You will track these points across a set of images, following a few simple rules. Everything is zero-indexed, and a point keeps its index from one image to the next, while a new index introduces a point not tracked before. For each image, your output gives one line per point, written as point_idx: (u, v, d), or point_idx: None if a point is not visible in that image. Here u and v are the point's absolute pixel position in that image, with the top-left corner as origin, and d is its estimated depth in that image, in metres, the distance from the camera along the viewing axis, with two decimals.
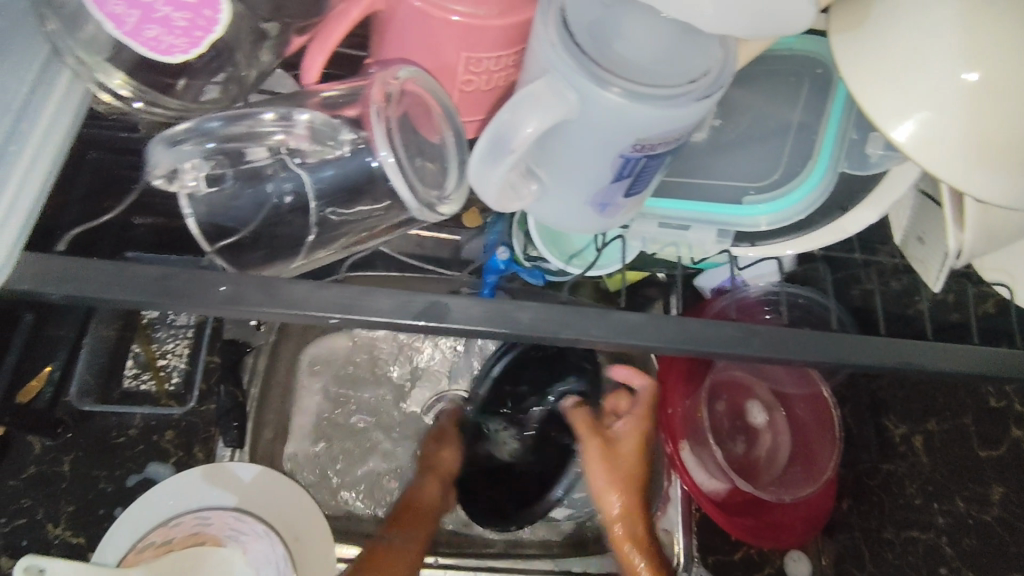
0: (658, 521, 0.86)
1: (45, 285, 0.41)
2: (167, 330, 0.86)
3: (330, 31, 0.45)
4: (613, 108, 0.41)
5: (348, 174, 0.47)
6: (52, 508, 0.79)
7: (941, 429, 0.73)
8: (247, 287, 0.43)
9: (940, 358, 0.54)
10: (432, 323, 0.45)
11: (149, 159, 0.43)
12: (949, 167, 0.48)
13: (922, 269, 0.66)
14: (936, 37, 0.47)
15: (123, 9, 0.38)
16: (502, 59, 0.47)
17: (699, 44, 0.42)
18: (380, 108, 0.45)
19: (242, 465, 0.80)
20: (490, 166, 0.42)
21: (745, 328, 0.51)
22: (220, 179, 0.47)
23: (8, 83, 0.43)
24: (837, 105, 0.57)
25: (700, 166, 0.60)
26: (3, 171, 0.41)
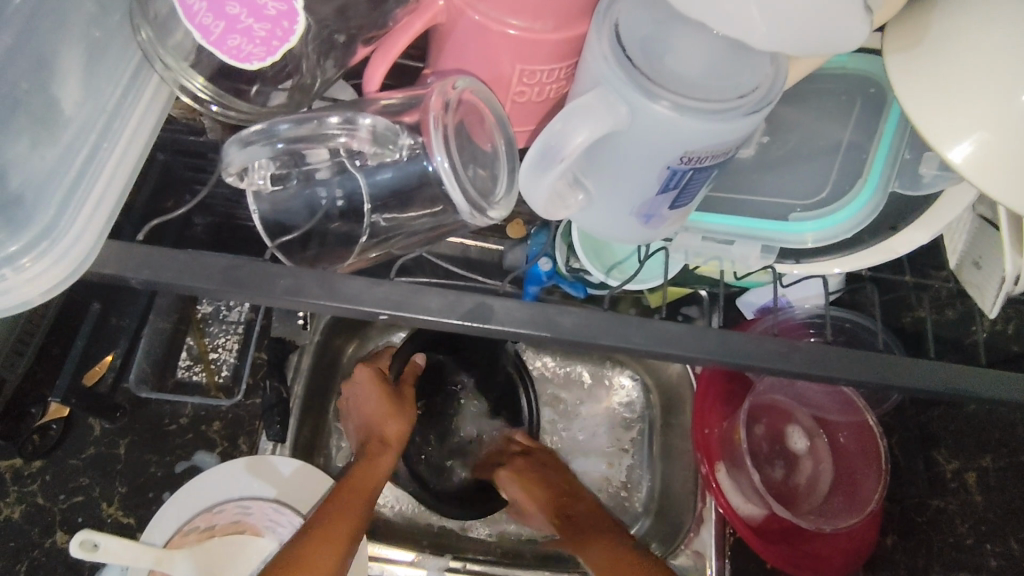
0: (690, 542, 0.84)
1: (125, 270, 0.44)
2: (218, 325, 0.91)
3: (393, 43, 0.48)
4: (661, 121, 0.42)
5: (405, 178, 0.49)
6: (108, 489, 0.83)
7: (997, 466, 0.72)
8: (307, 280, 0.45)
9: (995, 387, 0.53)
10: (478, 323, 0.47)
11: (225, 157, 0.44)
12: (1005, 187, 0.47)
13: (978, 295, 0.64)
14: (996, 59, 0.47)
15: (210, 20, 0.41)
16: (555, 72, 0.49)
17: (749, 61, 0.44)
18: (438, 115, 0.47)
19: (282, 459, 0.82)
20: (540, 174, 0.43)
21: (786, 344, 0.51)
22: (285, 178, 0.49)
23: (105, 87, 0.48)
24: (890, 124, 0.56)
25: (746, 182, 0.60)
26: (96, 166, 0.46)
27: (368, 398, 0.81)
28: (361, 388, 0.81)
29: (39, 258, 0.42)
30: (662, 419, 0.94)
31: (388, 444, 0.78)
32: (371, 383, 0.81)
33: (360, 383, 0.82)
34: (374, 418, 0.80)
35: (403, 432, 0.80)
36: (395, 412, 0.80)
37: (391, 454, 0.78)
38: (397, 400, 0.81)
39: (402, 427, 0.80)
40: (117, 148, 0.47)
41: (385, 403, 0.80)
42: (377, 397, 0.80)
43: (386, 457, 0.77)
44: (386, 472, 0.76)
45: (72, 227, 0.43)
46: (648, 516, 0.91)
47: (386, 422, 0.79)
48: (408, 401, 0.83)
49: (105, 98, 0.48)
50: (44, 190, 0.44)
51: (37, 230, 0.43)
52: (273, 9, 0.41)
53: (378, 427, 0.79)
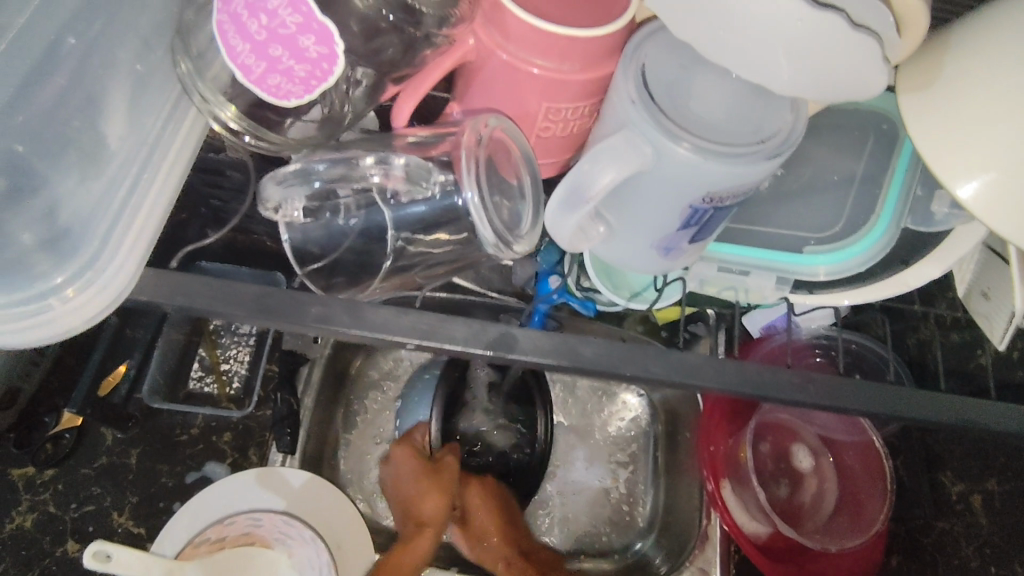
0: (693, 560, 0.84)
1: (161, 297, 0.45)
2: (231, 337, 0.90)
3: (422, 80, 0.50)
4: (684, 163, 0.44)
5: (437, 214, 0.51)
6: (119, 498, 0.84)
7: (1003, 490, 0.76)
8: (337, 309, 0.47)
9: (1001, 418, 0.54)
10: (501, 352, 0.48)
11: (263, 193, 0.50)
12: (1010, 226, 0.49)
13: (987, 326, 0.65)
14: (1006, 103, 0.48)
15: (253, 60, 0.43)
16: (579, 109, 0.50)
17: (771, 105, 0.45)
18: (470, 150, 0.48)
19: (293, 471, 0.81)
20: (567, 212, 0.45)
21: (800, 375, 0.52)
22: (318, 211, 0.52)
23: (146, 119, 0.50)
24: (903, 160, 0.58)
25: (763, 213, 0.62)
26: (139, 197, 0.47)
27: (408, 478, 0.77)
28: (398, 468, 0.78)
29: (83, 289, 0.44)
30: (665, 435, 0.95)
31: (426, 524, 0.74)
32: (409, 459, 0.78)
33: (396, 458, 0.79)
34: (407, 496, 0.76)
35: (439, 510, 0.75)
36: (430, 488, 0.75)
37: (431, 534, 0.73)
38: (433, 477, 0.76)
39: (438, 507, 0.75)
40: (158, 179, 0.49)
41: (420, 477, 0.76)
42: (413, 472, 0.77)
43: (422, 538, 0.73)
44: (424, 554, 0.73)
45: (114, 259, 0.45)
46: (652, 532, 0.91)
47: (424, 502, 0.75)
48: (446, 478, 0.76)
49: (146, 129, 0.50)
50: (90, 221, 0.46)
51: (81, 261, 0.45)
52: (314, 51, 0.43)
53: (414, 504, 0.75)
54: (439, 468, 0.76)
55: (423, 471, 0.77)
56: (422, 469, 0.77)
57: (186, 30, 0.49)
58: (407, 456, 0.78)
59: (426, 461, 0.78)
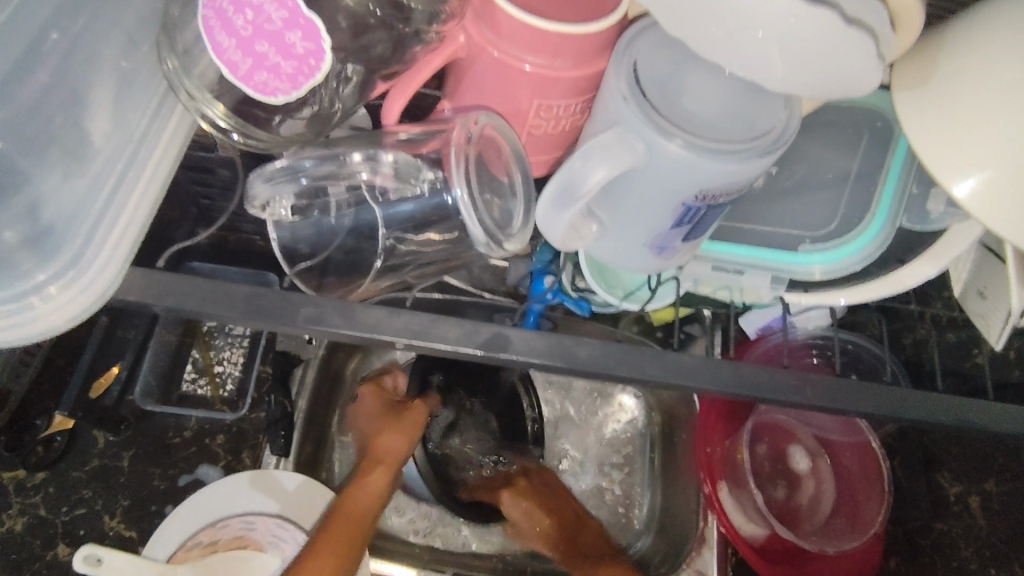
0: (691, 562, 0.83)
1: (149, 298, 0.45)
2: (224, 338, 0.91)
3: (413, 77, 0.49)
4: (677, 160, 0.43)
5: (426, 212, 0.51)
6: (110, 502, 0.83)
7: (1000, 490, 0.78)
8: (328, 309, 0.46)
9: (1000, 418, 0.54)
10: (494, 353, 0.48)
11: (249, 190, 0.47)
12: (1008, 223, 0.48)
13: (983, 326, 0.65)
14: (1002, 99, 0.48)
15: (239, 57, 0.42)
16: (571, 107, 0.49)
17: (764, 102, 0.45)
18: (459, 147, 0.48)
19: (286, 473, 0.80)
20: (559, 209, 0.44)
21: (798, 376, 0.52)
22: (307, 210, 0.51)
23: (131, 116, 0.50)
24: (898, 158, 0.58)
25: (756, 213, 0.61)
26: (123, 194, 0.47)
27: (369, 417, 0.78)
28: (360, 408, 0.80)
29: (65, 287, 0.43)
30: (662, 436, 0.95)
31: (381, 458, 0.72)
32: (369, 397, 0.79)
33: (362, 399, 0.80)
34: (367, 434, 0.76)
35: (395, 448, 0.72)
36: (389, 428, 0.74)
37: (387, 471, 0.71)
38: (395, 418, 0.75)
39: (396, 443, 0.73)
40: (143, 176, 0.49)
41: (379, 416, 0.77)
42: (374, 410, 0.78)
43: (375, 472, 0.71)
44: (378, 491, 0.70)
45: (97, 256, 0.44)
46: (649, 534, 0.91)
47: (381, 439, 0.73)
48: (410, 417, 0.75)
49: (132, 127, 0.49)
50: (73, 219, 0.45)
51: (65, 261, 0.44)
52: (302, 47, 0.42)
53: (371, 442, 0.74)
54: (398, 411, 0.76)
55: (382, 409, 0.77)
56: (382, 410, 0.77)
57: (173, 27, 0.48)
58: (368, 395, 0.80)
59: (388, 405, 0.78)
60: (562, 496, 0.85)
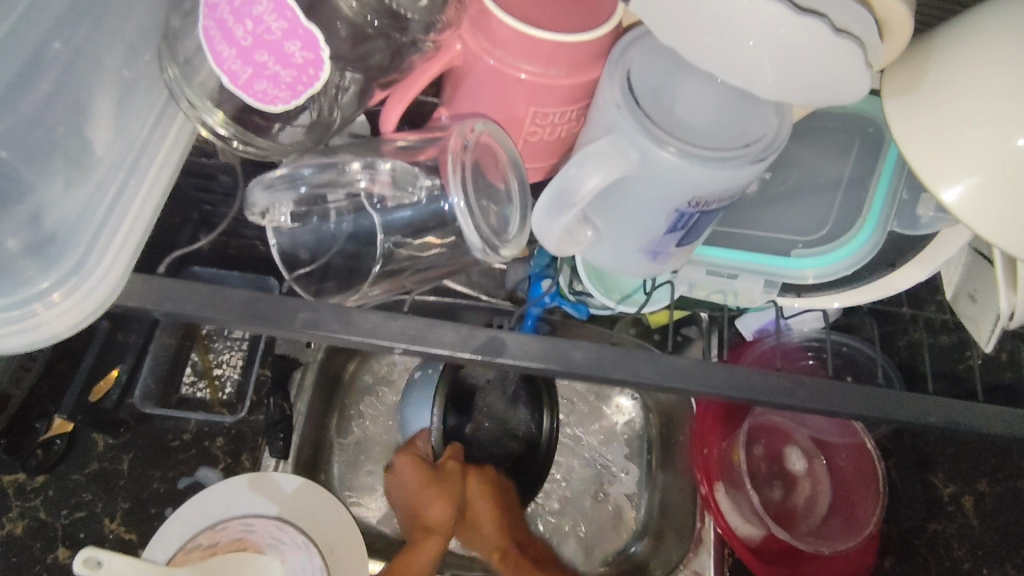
0: (687, 564, 0.83)
1: (150, 303, 0.45)
2: (224, 342, 0.91)
3: (409, 85, 0.50)
4: (669, 167, 0.44)
5: (423, 218, 0.51)
6: (110, 505, 0.84)
7: (993, 490, 0.77)
8: (326, 314, 0.47)
9: (989, 420, 0.54)
10: (490, 356, 0.48)
11: (249, 198, 0.48)
12: (994, 228, 0.49)
13: (973, 328, 0.66)
14: (990, 106, 0.49)
15: (239, 66, 0.43)
16: (566, 114, 0.50)
17: (755, 110, 0.46)
18: (455, 155, 0.48)
19: (285, 476, 0.81)
20: (553, 216, 0.45)
21: (790, 379, 0.52)
22: (304, 216, 0.51)
23: (133, 125, 0.51)
24: (889, 163, 0.59)
25: (750, 217, 0.62)
26: (125, 201, 0.48)
27: (415, 491, 0.75)
28: (401, 478, 0.76)
29: (69, 293, 0.44)
30: (660, 438, 0.95)
31: (438, 530, 0.74)
32: (411, 467, 0.76)
33: (400, 467, 0.76)
34: (415, 504, 0.76)
35: (445, 515, 0.74)
36: (437, 496, 0.74)
37: (439, 540, 0.73)
38: (437, 482, 0.75)
39: (444, 512, 0.74)
40: (144, 183, 0.50)
41: (426, 485, 0.75)
42: (418, 481, 0.75)
43: (431, 543, 0.73)
44: (433, 557, 0.73)
45: (101, 262, 0.45)
46: (646, 536, 0.91)
47: (433, 509, 0.74)
48: (453, 482, 0.75)
49: (133, 135, 0.51)
50: (76, 226, 0.46)
51: (68, 267, 0.45)
52: (300, 57, 0.43)
53: (420, 508, 0.75)
54: (444, 478, 0.75)
55: (427, 477, 0.75)
56: (425, 475, 0.75)
57: (173, 36, 0.49)
58: (408, 464, 0.76)
59: (428, 467, 0.76)
60: (512, 498, 0.80)
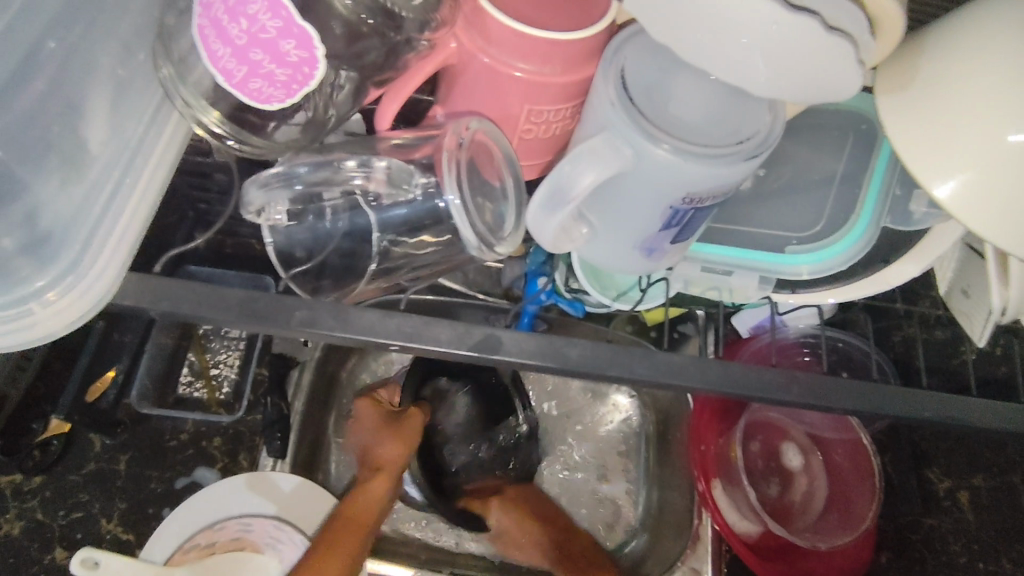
0: (686, 560, 0.84)
1: (144, 302, 0.45)
2: (220, 341, 0.91)
3: (405, 83, 0.50)
4: (664, 164, 0.44)
5: (417, 215, 0.51)
6: (107, 505, 0.84)
7: (987, 484, 0.80)
8: (322, 312, 0.47)
9: (982, 415, 0.55)
10: (486, 354, 0.49)
11: (244, 198, 0.48)
12: (986, 224, 0.49)
13: (967, 323, 0.66)
14: (982, 102, 0.49)
15: (234, 65, 0.43)
16: (561, 112, 0.50)
17: (749, 106, 0.46)
18: (450, 153, 0.49)
19: (282, 475, 0.80)
20: (548, 213, 0.45)
21: (784, 375, 0.53)
22: (301, 215, 0.52)
23: (127, 123, 0.50)
24: (883, 159, 0.59)
25: (745, 214, 0.62)
26: (120, 200, 0.48)
27: (369, 433, 0.78)
28: (359, 422, 0.80)
29: (64, 292, 0.44)
30: (656, 434, 0.96)
31: (383, 471, 0.74)
32: (370, 412, 0.79)
33: (359, 413, 0.80)
34: (367, 446, 0.77)
35: (396, 456, 0.75)
36: (387, 437, 0.75)
37: (387, 480, 0.74)
38: (395, 427, 0.76)
39: (395, 453, 0.75)
40: (140, 182, 0.49)
41: (380, 431, 0.76)
42: (373, 422, 0.78)
43: (378, 480, 0.74)
44: (379, 499, 0.73)
45: (96, 261, 0.45)
46: (644, 532, 0.92)
47: (382, 446, 0.75)
48: (410, 426, 0.76)
49: (128, 134, 0.50)
50: (71, 226, 0.46)
51: (62, 266, 0.45)
52: (295, 56, 0.43)
53: (372, 450, 0.76)
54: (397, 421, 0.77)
55: (384, 420, 0.78)
56: (382, 418, 0.78)
57: (167, 35, 0.49)
58: (367, 409, 0.79)
59: (388, 415, 0.78)
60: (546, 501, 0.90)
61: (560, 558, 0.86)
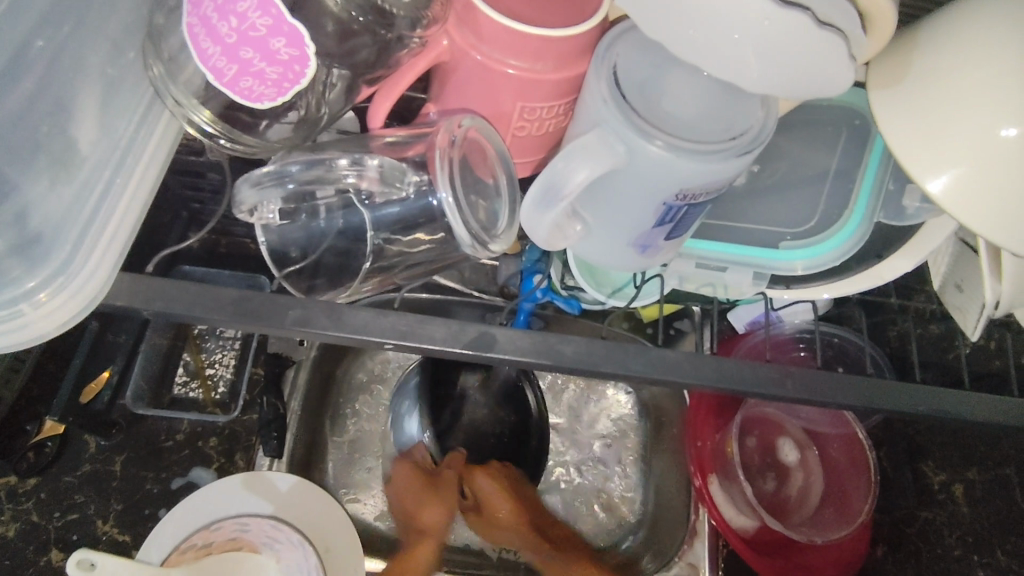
0: (683, 555, 0.85)
1: (138, 302, 0.45)
2: (216, 341, 0.91)
3: (399, 80, 0.50)
4: (657, 160, 0.44)
5: (411, 213, 0.51)
6: (102, 506, 0.83)
7: (982, 479, 0.79)
8: (316, 312, 0.47)
9: (975, 409, 0.55)
10: (481, 351, 0.48)
11: (237, 196, 0.47)
12: (979, 217, 0.49)
13: (959, 315, 0.67)
14: (975, 97, 0.49)
15: (224, 63, 0.43)
16: (554, 108, 0.50)
17: (741, 102, 0.46)
18: (443, 151, 0.48)
19: (279, 474, 0.81)
20: (542, 210, 0.45)
21: (779, 370, 0.53)
22: (294, 213, 0.51)
23: (118, 123, 0.51)
24: (875, 156, 0.59)
25: (739, 210, 0.63)
26: (111, 199, 0.48)
27: (406, 493, 0.83)
28: (395, 481, 0.84)
29: (56, 292, 0.44)
30: (653, 431, 0.96)
31: (428, 532, 0.80)
32: (405, 475, 0.84)
33: (396, 476, 0.85)
34: (408, 509, 0.83)
35: (437, 519, 0.81)
36: (428, 500, 0.81)
37: (433, 541, 0.80)
38: (433, 491, 0.82)
39: (438, 516, 0.81)
40: (130, 182, 0.50)
41: (419, 492, 0.82)
42: (410, 482, 0.83)
43: (422, 546, 0.79)
44: (428, 561, 0.78)
45: (88, 261, 0.45)
46: (641, 529, 0.91)
47: (427, 513, 0.81)
48: (446, 490, 0.83)
49: (118, 135, 0.50)
50: (62, 226, 0.46)
51: (53, 266, 0.44)
52: (286, 53, 0.43)
53: (416, 518, 0.82)
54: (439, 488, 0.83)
55: (420, 479, 0.83)
56: (420, 480, 0.83)
57: (157, 34, 0.49)
58: (406, 475, 0.84)
59: (423, 474, 0.84)
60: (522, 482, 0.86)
61: (552, 549, 0.83)
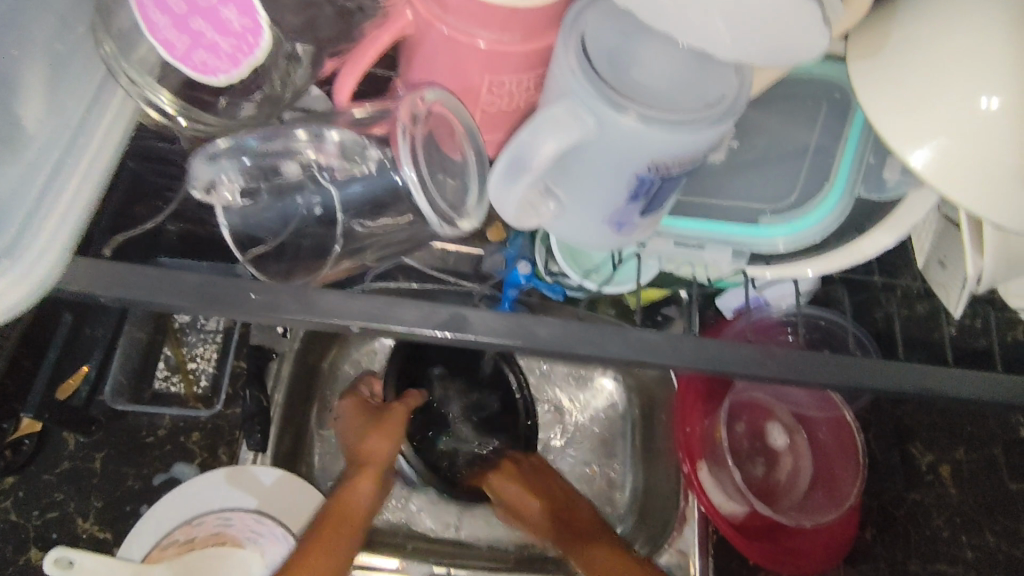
0: (673, 542, 0.84)
1: (96, 287, 0.43)
2: (196, 335, 0.89)
3: (362, 53, 0.48)
4: (627, 132, 0.43)
5: (374, 191, 0.50)
6: (83, 504, 0.82)
7: (969, 458, 0.75)
8: (281, 295, 0.45)
9: (960, 386, 0.54)
10: (454, 333, 0.47)
11: (192, 172, 0.47)
12: (960, 189, 0.48)
13: (943, 294, 0.66)
14: (955, 64, 0.48)
15: (174, 36, 0.41)
16: (524, 82, 0.49)
17: (715, 70, 0.44)
18: (406, 126, 0.47)
19: (263, 468, 0.78)
20: (510, 186, 0.44)
21: (760, 349, 0.52)
22: (254, 193, 0.49)
23: (69, 104, 0.49)
24: (855, 128, 0.58)
25: (719, 186, 0.61)
26: (62, 180, 0.47)
27: (351, 429, 0.78)
28: (342, 420, 0.80)
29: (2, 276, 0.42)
30: (642, 418, 0.94)
31: (371, 463, 0.74)
32: (351, 412, 0.80)
33: (342, 413, 0.80)
34: (351, 441, 0.77)
35: (382, 450, 0.75)
36: (373, 431, 0.76)
37: (371, 474, 0.73)
38: (377, 422, 0.77)
39: (382, 447, 0.75)
40: (83, 162, 0.48)
41: (361, 427, 0.77)
42: (355, 421, 0.79)
43: (365, 474, 0.73)
44: (365, 494, 0.71)
45: (37, 242, 0.43)
46: (631, 517, 0.91)
47: (370, 443, 0.75)
48: (392, 420, 0.77)
49: (69, 115, 0.49)
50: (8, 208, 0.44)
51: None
52: (237, 24, 0.41)
53: (358, 448, 0.76)
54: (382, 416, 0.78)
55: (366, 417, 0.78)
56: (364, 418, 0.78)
57: (108, 10, 0.47)
58: (349, 409, 0.80)
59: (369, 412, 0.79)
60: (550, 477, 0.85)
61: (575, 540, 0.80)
